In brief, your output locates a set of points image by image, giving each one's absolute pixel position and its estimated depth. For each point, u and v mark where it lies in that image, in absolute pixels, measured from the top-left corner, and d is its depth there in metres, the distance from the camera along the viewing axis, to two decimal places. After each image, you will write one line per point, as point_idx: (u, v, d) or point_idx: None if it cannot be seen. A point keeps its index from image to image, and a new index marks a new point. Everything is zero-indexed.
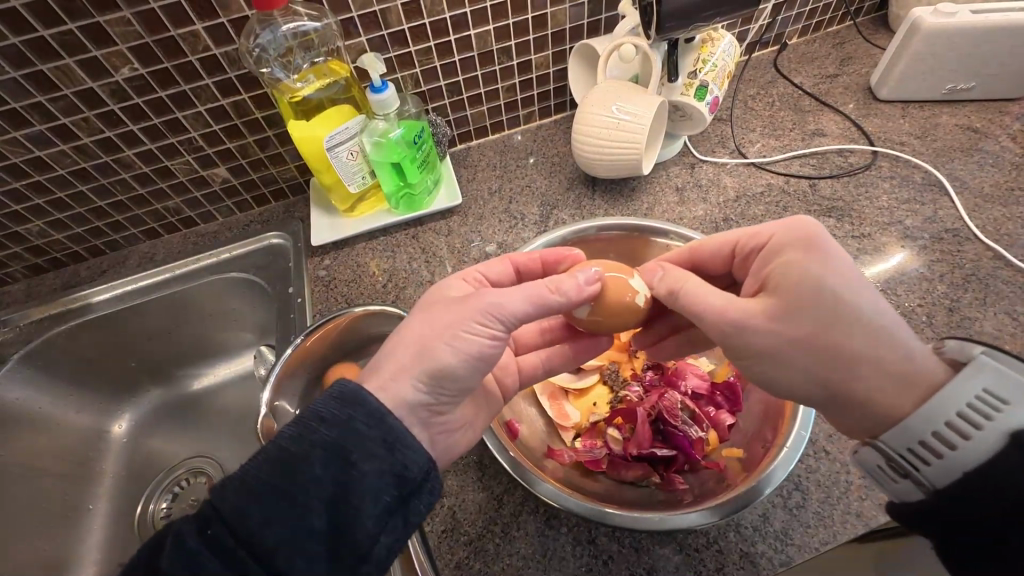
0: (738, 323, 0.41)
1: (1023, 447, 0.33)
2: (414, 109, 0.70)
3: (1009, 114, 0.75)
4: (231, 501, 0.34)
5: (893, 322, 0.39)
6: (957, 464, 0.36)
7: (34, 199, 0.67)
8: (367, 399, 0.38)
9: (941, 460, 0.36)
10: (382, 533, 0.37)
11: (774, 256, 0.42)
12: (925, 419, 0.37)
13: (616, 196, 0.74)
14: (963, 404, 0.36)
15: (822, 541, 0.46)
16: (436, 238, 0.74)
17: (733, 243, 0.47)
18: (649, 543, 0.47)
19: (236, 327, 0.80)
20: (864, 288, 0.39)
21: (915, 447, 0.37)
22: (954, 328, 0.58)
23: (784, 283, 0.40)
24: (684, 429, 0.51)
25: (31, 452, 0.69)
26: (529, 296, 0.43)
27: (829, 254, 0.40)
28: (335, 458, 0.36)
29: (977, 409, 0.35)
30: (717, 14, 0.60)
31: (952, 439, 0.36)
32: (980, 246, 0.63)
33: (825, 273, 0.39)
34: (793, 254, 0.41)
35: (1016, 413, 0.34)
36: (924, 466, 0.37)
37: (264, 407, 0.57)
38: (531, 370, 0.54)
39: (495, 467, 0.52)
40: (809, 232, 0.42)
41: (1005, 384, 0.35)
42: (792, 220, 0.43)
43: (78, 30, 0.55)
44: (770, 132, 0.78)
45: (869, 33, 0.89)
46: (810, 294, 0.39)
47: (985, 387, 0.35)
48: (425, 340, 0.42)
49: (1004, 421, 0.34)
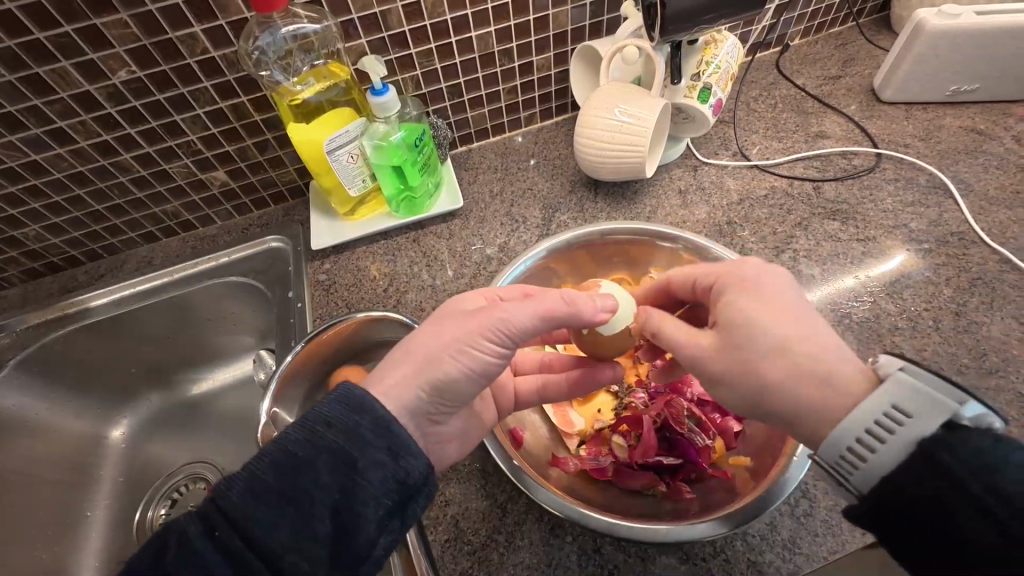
0: (700, 364, 0.42)
1: (930, 458, 0.33)
2: (415, 112, 0.69)
3: (1013, 116, 0.74)
4: (236, 497, 0.34)
5: (822, 342, 0.38)
6: (873, 473, 0.36)
7: (30, 204, 0.66)
8: (375, 408, 0.37)
9: (860, 470, 0.36)
10: (381, 535, 0.37)
11: (721, 295, 0.43)
12: (845, 430, 0.36)
13: (619, 200, 0.74)
14: (873, 418, 0.35)
15: (830, 550, 0.46)
16: (438, 241, 0.73)
17: (690, 276, 0.48)
18: (654, 553, 0.47)
19: (236, 331, 0.80)
20: (796, 320, 0.39)
21: (840, 458, 0.37)
22: (962, 333, 0.57)
23: (725, 320, 0.41)
24: (691, 437, 0.50)
25: (31, 459, 0.68)
26: (533, 309, 0.42)
27: (766, 291, 0.41)
28: (343, 466, 0.36)
29: (886, 423, 0.35)
30: (720, 17, 0.59)
31: (866, 451, 0.36)
32: (986, 250, 0.63)
33: (762, 314, 0.40)
34: (733, 293, 0.42)
35: (922, 425, 0.34)
36: (849, 476, 0.37)
37: (266, 415, 0.56)
38: (527, 397, 0.53)
39: (498, 475, 0.52)
40: (747, 267, 0.43)
41: (914, 398, 0.34)
42: (742, 263, 0.44)
43: (75, 32, 0.54)
44: (773, 135, 0.77)
45: (872, 34, 0.88)
46: (744, 333, 0.40)
47: (893, 401, 0.35)
48: (430, 354, 0.41)
49: (912, 433, 0.34)
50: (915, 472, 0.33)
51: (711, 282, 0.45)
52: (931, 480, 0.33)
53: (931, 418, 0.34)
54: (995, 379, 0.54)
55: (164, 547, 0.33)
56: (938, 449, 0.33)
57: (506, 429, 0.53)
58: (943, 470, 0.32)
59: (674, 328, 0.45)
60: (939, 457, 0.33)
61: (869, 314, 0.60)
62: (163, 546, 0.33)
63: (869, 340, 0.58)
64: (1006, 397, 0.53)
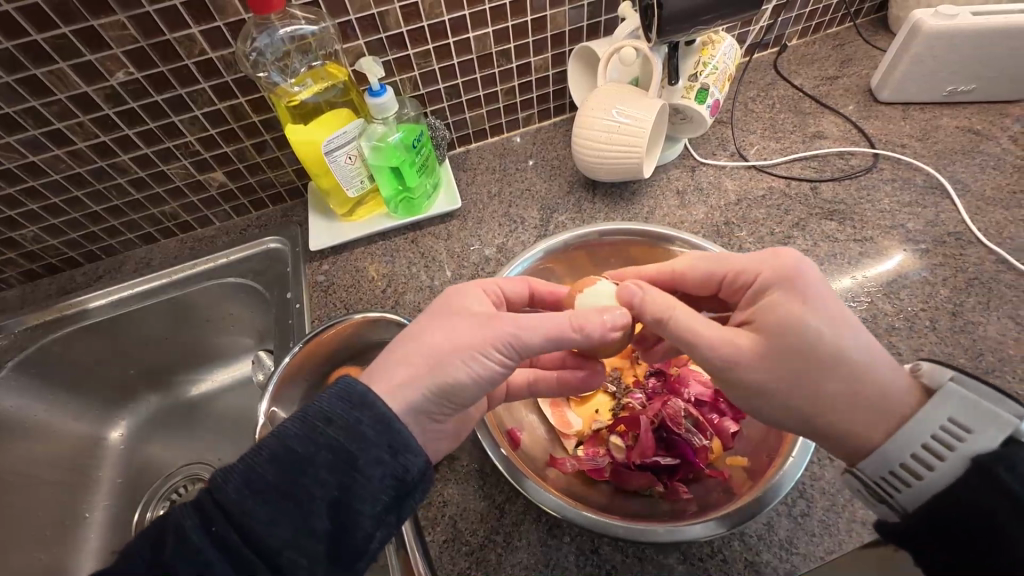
0: (730, 358, 0.40)
1: (986, 472, 0.35)
2: (413, 113, 0.69)
3: (1009, 117, 0.75)
4: (236, 499, 0.34)
5: (872, 354, 0.39)
6: (926, 490, 0.37)
7: (28, 205, 0.66)
8: (375, 405, 0.37)
9: (912, 486, 0.38)
10: (378, 529, 0.37)
11: (761, 294, 0.43)
12: (900, 446, 0.38)
13: (617, 200, 0.74)
14: (929, 434, 0.37)
15: (828, 550, 0.46)
16: (436, 242, 0.73)
17: (718, 276, 0.47)
18: (652, 553, 0.47)
19: (235, 332, 0.80)
20: (849, 329, 0.40)
21: (888, 474, 0.39)
22: (958, 333, 0.57)
23: (773, 323, 0.40)
24: (688, 437, 0.50)
25: (29, 460, 0.68)
26: (541, 330, 0.42)
27: (815, 293, 0.41)
28: (343, 463, 0.36)
29: (942, 438, 0.37)
30: (717, 18, 0.59)
31: (920, 468, 0.37)
32: (982, 250, 0.63)
33: (810, 317, 0.39)
34: (783, 294, 0.41)
35: (980, 441, 0.36)
36: (896, 493, 0.39)
37: (263, 416, 0.56)
38: (517, 391, 0.53)
39: (496, 475, 0.52)
40: (788, 263, 0.42)
41: (970, 413, 0.36)
42: (776, 253, 0.43)
43: (72, 34, 0.54)
44: (771, 135, 0.78)
45: (870, 35, 0.88)
46: (795, 338, 0.39)
47: (949, 418, 0.37)
48: (433, 358, 0.41)
49: (968, 449, 0.36)
50: (970, 487, 0.35)
51: (743, 276, 0.45)
52: (986, 494, 0.34)
53: (990, 434, 0.35)
54: (991, 378, 0.54)
55: (163, 547, 0.33)
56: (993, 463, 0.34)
57: (502, 429, 0.53)
58: (1001, 484, 0.34)
59: (690, 323, 0.42)
60: (995, 471, 0.34)
61: (866, 314, 0.60)
62: (161, 547, 0.33)
63: None
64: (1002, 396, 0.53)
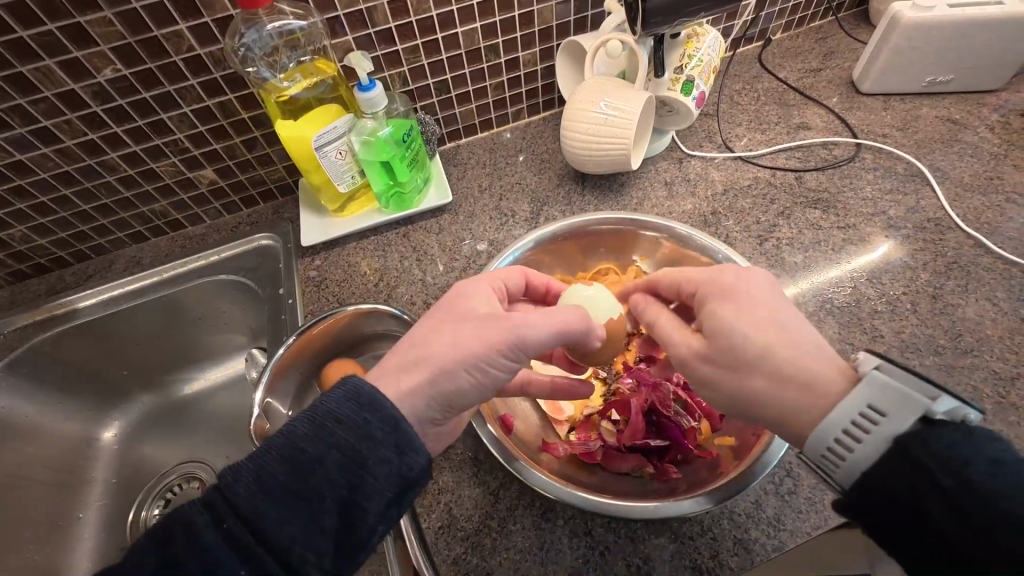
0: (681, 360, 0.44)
1: (906, 454, 0.33)
2: (402, 109, 0.70)
3: (987, 106, 0.76)
4: (233, 483, 0.34)
5: (805, 348, 0.39)
6: (853, 471, 0.36)
7: (16, 203, 0.66)
8: (383, 404, 0.38)
9: (841, 468, 0.37)
10: (381, 523, 0.37)
11: (700, 300, 0.44)
12: (830, 425, 0.37)
13: (606, 192, 0.75)
14: (850, 417, 0.36)
15: (813, 526, 0.47)
16: (428, 236, 0.74)
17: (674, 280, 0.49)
18: (644, 533, 0.48)
19: (227, 329, 0.80)
20: (777, 329, 0.40)
21: (823, 457, 0.38)
22: (938, 315, 0.59)
23: (706, 326, 0.42)
24: (676, 420, 0.52)
25: (20, 461, 0.68)
26: (552, 325, 0.43)
27: (743, 300, 0.41)
28: (351, 463, 0.36)
29: (862, 423, 0.35)
30: (701, 10, 0.60)
31: (845, 449, 0.36)
32: (961, 235, 0.65)
33: (739, 318, 0.41)
34: (714, 301, 0.42)
35: (896, 422, 0.34)
36: (830, 474, 0.38)
37: (258, 406, 0.56)
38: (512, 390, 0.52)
39: (490, 462, 0.53)
40: (727, 276, 0.43)
41: (887, 398, 0.34)
42: (715, 267, 0.45)
43: (58, 30, 0.54)
44: (756, 127, 0.79)
45: (851, 28, 0.90)
46: (723, 343, 0.41)
47: (869, 401, 0.35)
48: (427, 352, 0.41)
49: (887, 431, 0.34)
50: (889, 470, 0.34)
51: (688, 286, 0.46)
52: (907, 474, 0.33)
53: (904, 416, 0.34)
54: (970, 358, 0.56)
55: (165, 533, 0.34)
56: (913, 447, 0.33)
57: (496, 416, 0.54)
58: (918, 464, 0.32)
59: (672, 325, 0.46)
60: (914, 453, 0.33)
61: (850, 300, 0.61)
62: (165, 537, 0.34)
63: (850, 323, 0.60)
64: (981, 374, 0.55)
